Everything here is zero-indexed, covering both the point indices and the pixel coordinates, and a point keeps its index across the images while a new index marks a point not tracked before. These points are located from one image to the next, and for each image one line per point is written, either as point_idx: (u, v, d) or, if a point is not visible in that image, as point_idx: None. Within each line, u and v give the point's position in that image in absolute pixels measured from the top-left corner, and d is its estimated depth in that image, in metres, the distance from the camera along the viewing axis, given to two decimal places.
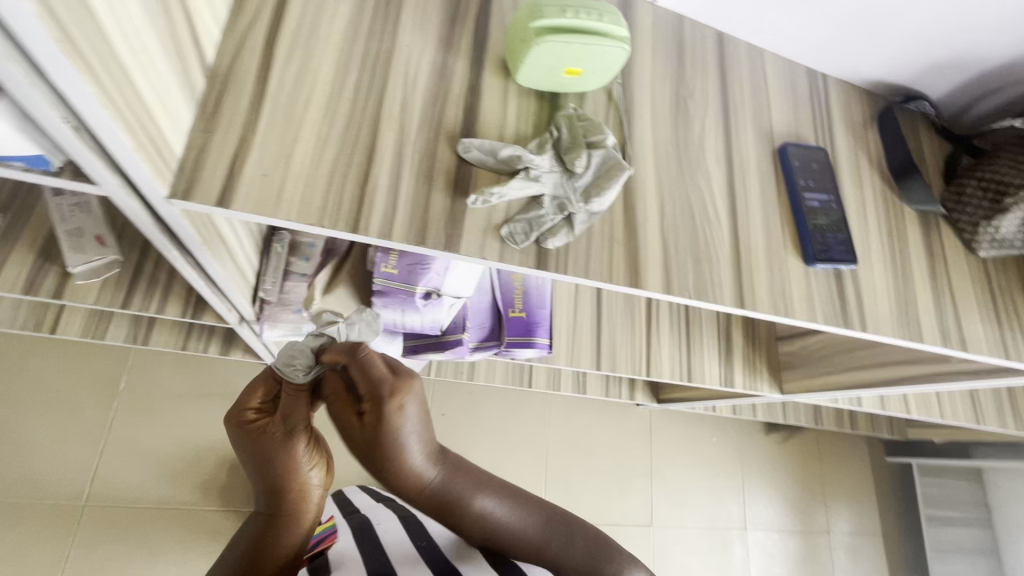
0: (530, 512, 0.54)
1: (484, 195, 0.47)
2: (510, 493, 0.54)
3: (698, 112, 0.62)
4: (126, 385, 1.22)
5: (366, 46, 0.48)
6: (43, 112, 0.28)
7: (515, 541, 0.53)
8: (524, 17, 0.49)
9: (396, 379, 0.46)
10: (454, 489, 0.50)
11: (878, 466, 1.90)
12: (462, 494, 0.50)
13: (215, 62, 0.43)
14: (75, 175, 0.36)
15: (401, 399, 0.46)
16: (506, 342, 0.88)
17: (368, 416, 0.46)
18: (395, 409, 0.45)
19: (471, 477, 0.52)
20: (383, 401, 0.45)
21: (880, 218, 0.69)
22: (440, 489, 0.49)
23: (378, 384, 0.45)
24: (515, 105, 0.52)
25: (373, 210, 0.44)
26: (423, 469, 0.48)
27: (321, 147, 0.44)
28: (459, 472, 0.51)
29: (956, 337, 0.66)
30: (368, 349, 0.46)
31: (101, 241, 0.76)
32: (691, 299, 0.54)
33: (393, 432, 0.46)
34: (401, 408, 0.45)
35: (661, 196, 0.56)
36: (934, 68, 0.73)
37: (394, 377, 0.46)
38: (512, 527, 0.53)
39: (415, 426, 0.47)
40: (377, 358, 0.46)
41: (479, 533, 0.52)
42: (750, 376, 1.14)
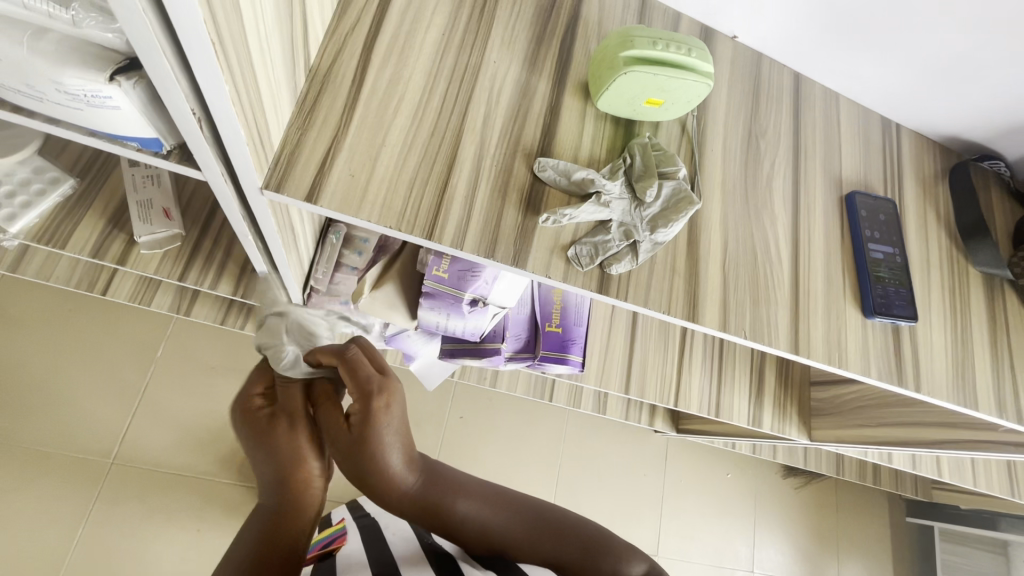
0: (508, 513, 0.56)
1: (556, 214, 0.47)
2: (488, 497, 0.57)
3: (768, 151, 0.62)
4: (164, 352, 1.26)
5: (456, 58, 0.50)
6: (178, 103, 0.30)
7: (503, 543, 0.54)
8: (614, 44, 0.49)
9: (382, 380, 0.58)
10: (433, 495, 0.56)
11: (898, 525, 1.83)
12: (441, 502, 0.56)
13: (317, 62, 0.45)
14: (182, 158, 0.38)
15: (388, 397, 0.57)
16: (541, 356, 0.88)
17: (356, 417, 0.57)
18: (382, 406, 0.56)
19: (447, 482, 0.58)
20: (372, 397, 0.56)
21: (943, 277, 0.67)
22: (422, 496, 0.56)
23: (368, 386, 0.57)
24: (591, 128, 0.53)
25: (448, 219, 0.45)
26: (401, 471, 0.56)
27: (406, 152, 0.45)
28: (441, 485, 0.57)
29: (1012, 408, 0.64)
30: (358, 350, 0.59)
31: (168, 214, 0.80)
32: (745, 339, 0.54)
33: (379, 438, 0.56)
34: (386, 405, 0.57)
35: (725, 232, 0.56)
36: (1014, 129, 0.71)
37: (383, 378, 0.58)
38: (497, 530, 0.55)
39: (395, 426, 0.57)
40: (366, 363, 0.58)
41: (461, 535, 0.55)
42: (779, 419, 1.12)
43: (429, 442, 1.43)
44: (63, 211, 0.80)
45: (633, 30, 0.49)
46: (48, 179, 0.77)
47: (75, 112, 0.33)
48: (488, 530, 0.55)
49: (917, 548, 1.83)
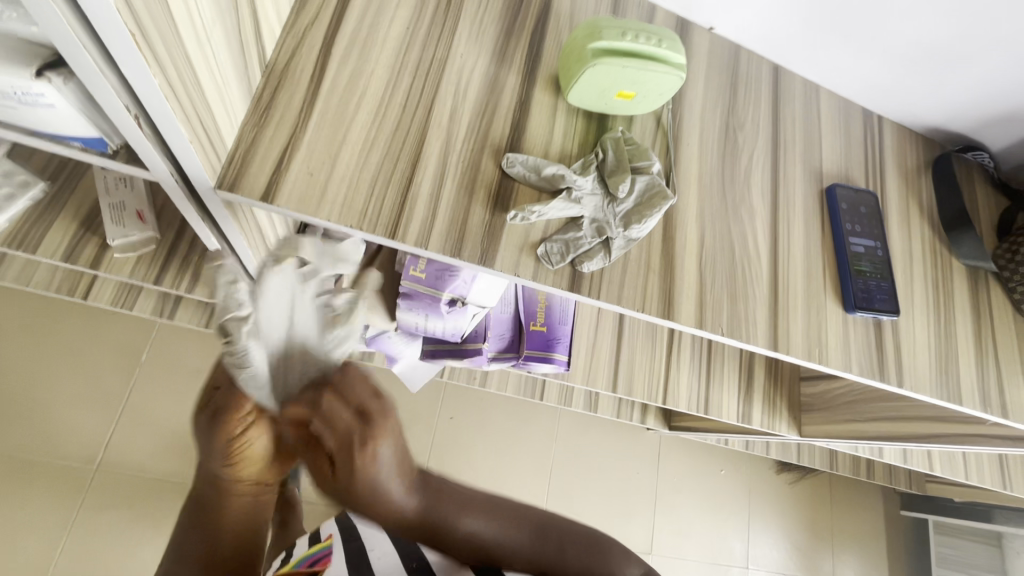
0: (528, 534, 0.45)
1: (524, 211, 0.46)
2: (502, 511, 0.46)
3: (747, 143, 0.61)
4: (147, 356, 1.24)
5: (421, 53, 0.48)
6: (109, 100, 0.28)
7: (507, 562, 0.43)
8: (582, 37, 0.48)
9: (368, 426, 0.39)
10: (436, 513, 0.44)
11: (892, 519, 1.83)
12: (447, 517, 0.44)
13: (274, 59, 0.44)
14: (129, 158, 0.36)
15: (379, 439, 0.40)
16: (525, 355, 0.87)
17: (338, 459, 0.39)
18: (369, 456, 0.39)
19: (451, 492, 0.47)
20: (353, 448, 0.39)
21: (926, 270, 0.66)
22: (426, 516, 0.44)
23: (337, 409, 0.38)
24: (563, 123, 0.52)
25: (412, 217, 0.44)
26: (401, 500, 0.43)
27: (368, 149, 0.44)
28: (445, 516, 0.45)
29: (997, 402, 0.63)
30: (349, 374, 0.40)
31: (141, 217, 0.79)
32: (723, 336, 0.53)
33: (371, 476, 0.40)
34: (375, 454, 0.39)
35: (702, 226, 0.55)
36: (998, 118, 0.70)
37: (365, 421, 0.39)
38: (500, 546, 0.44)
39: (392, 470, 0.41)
40: (345, 406, 0.39)
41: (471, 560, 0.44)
42: (769, 415, 1.11)
43: (420, 443, 1.42)
44: (35, 215, 0.78)
45: (602, 22, 0.48)
46: (17, 184, 0.74)
47: (12, 111, 0.32)
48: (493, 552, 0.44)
49: (910, 541, 1.83)
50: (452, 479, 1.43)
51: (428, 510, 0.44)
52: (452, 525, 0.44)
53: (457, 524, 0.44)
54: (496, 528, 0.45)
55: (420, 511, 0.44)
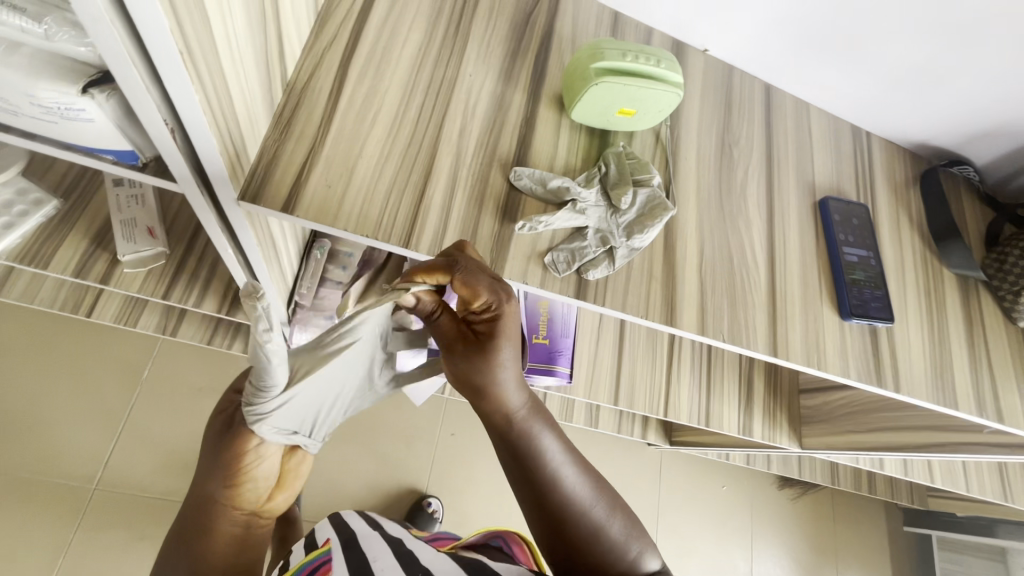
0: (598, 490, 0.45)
1: (531, 221, 0.48)
2: (580, 458, 0.47)
3: (742, 158, 0.63)
4: (149, 373, 1.25)
5: (433, 72, 0.51)
6: (150, 115, 0.30)
7: (565, 506, 0.43)
8: (585, 57, 0.51)
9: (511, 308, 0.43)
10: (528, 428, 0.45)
11: (895, 535, 1.83)
12: (533, 436, 0.45)
13: (294, 77, 0.46)
14: (158, 171, 0.38)
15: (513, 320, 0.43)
16: (528, 368, 0.88)
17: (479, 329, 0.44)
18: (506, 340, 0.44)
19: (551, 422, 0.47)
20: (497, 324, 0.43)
21: (918, 280, 0.68)
22: (524, 419, 0.45)
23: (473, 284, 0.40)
24: (567, 138, 0.54)
25: (425, 228, 0.45)
26: (512, 392, 0.45)
27: (383, 163, 0.46)
28: (534, 436, 0.45)
29: (992, 407, 0.65)
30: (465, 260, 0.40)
31: (152, 233, 0.81)
32: (724, 342, 0.54)
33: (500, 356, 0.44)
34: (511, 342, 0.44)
35: (701, 237, 0.57)
36: (982, 134, 0.73)
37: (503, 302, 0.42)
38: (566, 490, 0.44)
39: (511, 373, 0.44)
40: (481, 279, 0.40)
41: (536, 481, 0.44)
42: (770, 428, 1.12)
43: None
44: (47, 231, 0.80)
45: (604, 43, 0.51)
46: (30, 201, 0.76)
47: (50, 126, 0.34)
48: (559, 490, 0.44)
49: (915, 558, 1.82)
50: None
51: (524, 419, 0.45)
52: (539, 442, 0.45)
53: (541, 441, 0.45)
54: (574, 467, 0.45)
55: (517, 416, 0.45)
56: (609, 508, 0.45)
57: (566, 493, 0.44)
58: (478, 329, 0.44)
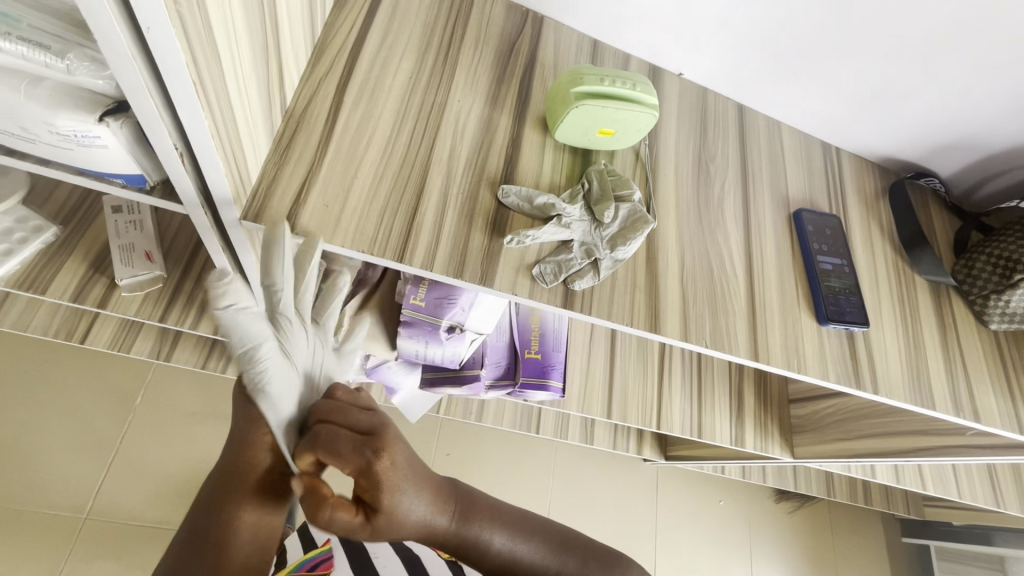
0: (549, 542, 0.47)
1: (519, 235, 0.51)
2: (518, 520, 0.46)
3: (719, 173, 0.67)
4: (142, 399, 1.24)
5: (423, 97, 0.54)
6: (161, 140, 0.33)
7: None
8: (565, 81, 0.54)
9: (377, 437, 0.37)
10: (467, 533, 0.43)
11: (894, 546, 1.83)
12: (478, 537, 0.43)
13: (292, 104, 0.48)
14: (164, 193, 0.41)
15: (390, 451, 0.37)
16: (521, 383, 0.90)
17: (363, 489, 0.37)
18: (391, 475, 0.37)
19: (479, 505, 0.45)
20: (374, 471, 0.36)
21: (891, 286, 0.72)
22: (457, 531, 0.42)
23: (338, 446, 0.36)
24: (551, 158, 0.57)
25: (418, 244, 0.48)
26: (429, 516, 0.40)
27: (377, 183, 0.48)
28: (477, 537, 0.43)
29: (969, 407, 0.67)
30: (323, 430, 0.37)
31: (149, 257, 0.83)
32: (707, 348, 0.57)
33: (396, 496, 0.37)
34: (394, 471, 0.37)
35: (681, 247, 0.60)
36: (944, 147, 0.77)
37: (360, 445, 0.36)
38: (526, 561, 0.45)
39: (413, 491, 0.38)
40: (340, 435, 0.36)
41: (500, 571, 0.44)
42: (761, 438, 1.14)
43: None
44: (46, 257, 0.81)
45: (582, 69, 0.54)
46: (30, 228, 0.78)
47: (65, 153, 0.36)
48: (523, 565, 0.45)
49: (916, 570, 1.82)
50: None
51: (462, 529, 0.43)
52: (486, 544, 0.43)
53: (485, 540, 0.43)
54: (522, 541, 0.45)
55: (454, 529, 0.42)
56: (563, 553, 0.47)
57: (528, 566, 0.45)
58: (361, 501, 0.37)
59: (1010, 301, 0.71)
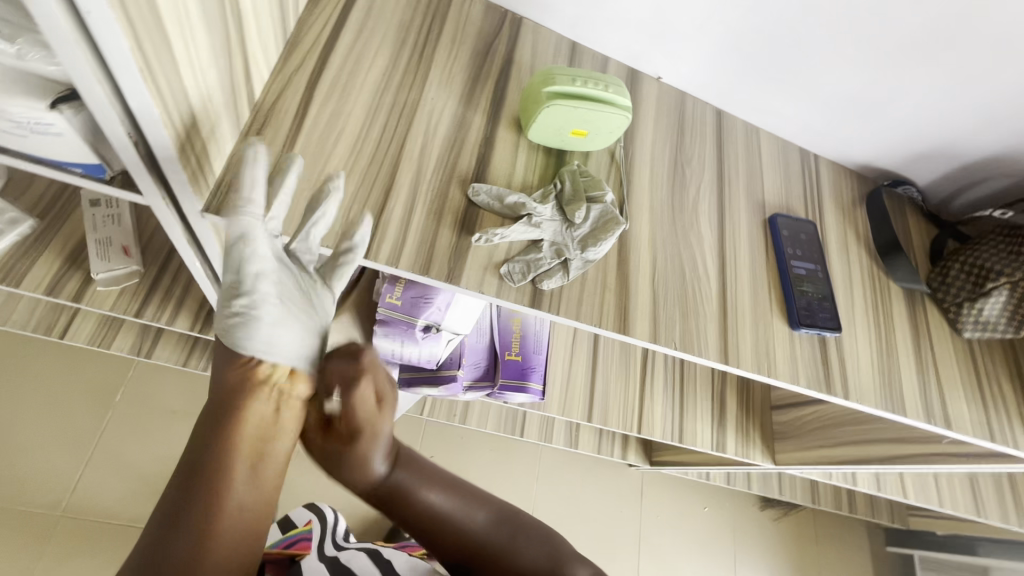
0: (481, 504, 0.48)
1: (487, 234, 0.51)
2: (459, 484, 0.48)
3: (694, 177, 0.67)
4: (122, 396, 1.23)
5: (396, 94, 0.54)
6: (113, 129, 0.32)
7: (470, 547, 0.45)
8: (538, 81, 0.54)
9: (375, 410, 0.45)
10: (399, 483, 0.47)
11: (878, 556, 1.83)
12: (411, 486, 0.47)
13: (261, 99, 0.48)
14: (123, 184, 0.40)
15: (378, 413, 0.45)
16: (500, 385, 0.90)
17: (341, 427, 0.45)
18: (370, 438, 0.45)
19: (416, 466, 0.48)
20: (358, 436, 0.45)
21: (866, 293, 0.72)
22: (393, 482, 0.46)
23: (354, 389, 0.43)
24: (524, 158, 0.57)
25: (384, 240, 0.48)
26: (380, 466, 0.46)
27: (345, 179, 0.48)
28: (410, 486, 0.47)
29: (940, 414, 0.68)
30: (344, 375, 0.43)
31: (127, 252, 0.82)
32: (677, 350, 0.57)
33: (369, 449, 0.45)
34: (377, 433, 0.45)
35: (655, 250, 0.60)
36: (920, 156, 0.78)
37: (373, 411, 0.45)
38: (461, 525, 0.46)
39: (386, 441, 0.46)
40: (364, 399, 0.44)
41: (432, 534, 0.46)
42: (743, 444, 1.14)
43: None
44: (20, 250, 0.81)
45: (555, 69, 0.54)
46: (6, 220, 0.78)
47: (19, 139, 0.36)
48: (459, 531, 0.45)
49: None
50: None
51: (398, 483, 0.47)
52: (420, 496, 0.46)
53: (420, 496, 0.46)
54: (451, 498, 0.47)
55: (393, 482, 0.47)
56: (495, 520, 0.47)
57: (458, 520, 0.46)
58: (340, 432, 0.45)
59: (982, 310, 0.72)
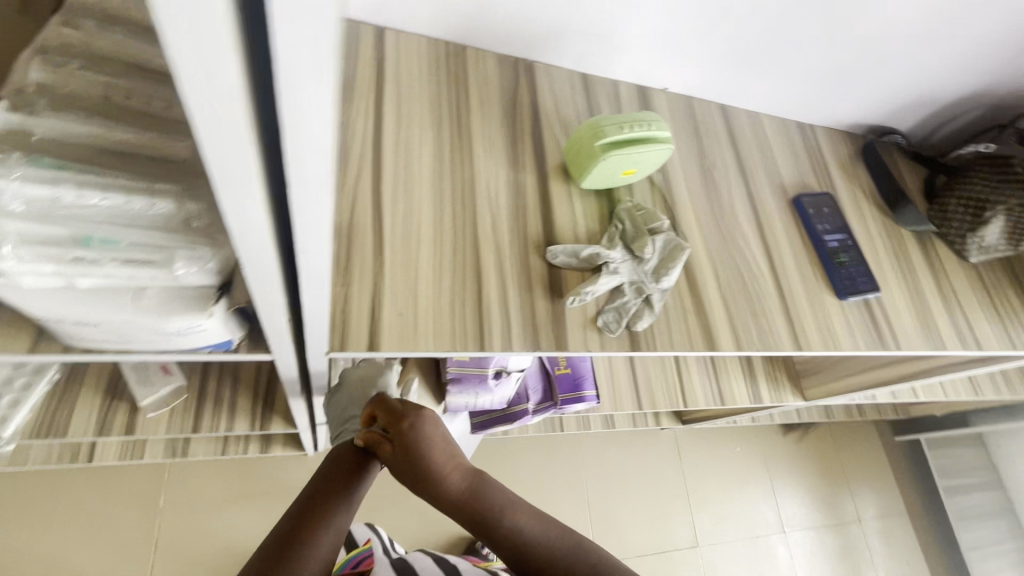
0: (560, 537, 0.47)
1: (579, 294, 0.53)
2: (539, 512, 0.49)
3: (722, 178, 0.71)
4: (166, 500, 1.20)
5: (453, 177, 0.54)
6: (273, 312, 0.34)
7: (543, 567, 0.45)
8: (586, 135, 0.55)
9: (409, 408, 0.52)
10: (482, 503, 0.48)
11: (889, 447, 2.01)
12: (496, 515, 0.48)
13: (338, 218, 0.48)
14: (249, 346, 0.42)
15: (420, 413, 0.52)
16: (561, 401, 0.92)
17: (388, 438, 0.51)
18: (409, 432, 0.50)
19: (497, 494, 0.49)
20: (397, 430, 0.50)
21: (887, 246, 0.78)
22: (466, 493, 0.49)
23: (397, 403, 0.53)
24: (580, 205, 0.59)
25: (493, 328, 0.49)
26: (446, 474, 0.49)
27: (439, 278, 0.49)
28: (491, 481, 0.51)
29: (971, 339, 0.76)
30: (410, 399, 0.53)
31: (167, 370, 0.80)
32: (759, 350, 0.61)
33: (414, 446, 0.49)
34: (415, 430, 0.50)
35: (713, 260, 0.64)
36: (904, 108, 0.84)
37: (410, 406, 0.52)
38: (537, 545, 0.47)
39: (437, 439, 0.51)
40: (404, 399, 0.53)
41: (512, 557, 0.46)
42: (775, 390, 1.22)
43: None
44: (56, 398, 0.77)
45: (599, 119, 0.55)
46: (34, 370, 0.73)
47: (161, 337, 0.36)
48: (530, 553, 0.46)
49: (909, 462, 2.02)
50: None
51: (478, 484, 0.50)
52: (497, 511, 0.48)
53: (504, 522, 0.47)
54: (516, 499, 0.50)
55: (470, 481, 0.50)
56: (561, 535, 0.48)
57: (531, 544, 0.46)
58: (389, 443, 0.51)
59: (984, 236, 0.79)
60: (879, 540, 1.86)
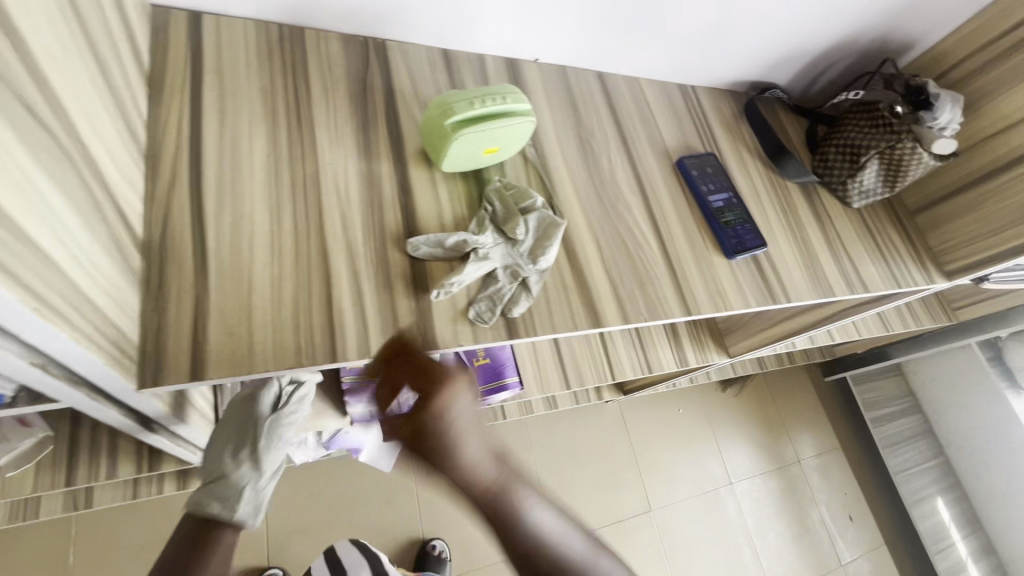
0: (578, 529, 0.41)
1: (444, 286, 0.49)
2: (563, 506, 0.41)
3: (602, 148, 0.69)
4: (75, 557, 1.08)
5: (291, 174, 0.49)
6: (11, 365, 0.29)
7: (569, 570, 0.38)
8: (436, 114, 0.51)
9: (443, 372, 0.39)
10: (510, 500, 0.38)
11: (820, 389, 2.13)
12: (522, 510, 0.38)
13: (146, 233, 0.42)
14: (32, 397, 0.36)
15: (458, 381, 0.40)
16: (481, 393, 0.90)
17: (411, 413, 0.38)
18: (439, 409, 0.38)
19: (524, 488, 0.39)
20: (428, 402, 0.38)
21: (773, 201, 0.79)
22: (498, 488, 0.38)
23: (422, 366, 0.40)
24: (445, 191, 0.55)
25: (346, 334, 0.45)
26: (484, 467, 0.38)
27: (278, 287, 0.44)
28: (518, 470, 0.40)
29: (857, 281, 0.78)
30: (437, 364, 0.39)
31: (25, 421, 0.70)
32: (647, 319, 0.60)
33: (450, 429, 0.38)
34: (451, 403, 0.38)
35: (595, 234, 0.62)
36: (778, 62, 0.85)
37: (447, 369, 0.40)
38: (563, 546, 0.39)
39: (468, 417, 0.39)
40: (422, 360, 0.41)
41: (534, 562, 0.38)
42: (700, 351, 1.24)
43: (408, 510, 1.38)
44: None
45: (449, 96, 0.51)
46: None
47: None
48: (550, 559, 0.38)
49: (839, 399, 2.14)
50: (455, 529, 1.41)
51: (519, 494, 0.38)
52: (522, 509, 0.38)
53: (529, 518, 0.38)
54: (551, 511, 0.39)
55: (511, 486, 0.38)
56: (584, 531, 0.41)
57: (551, 556, 0.38)
58: (418, 421, 0.38)
59: (862, 180, 0.82)
60: (819, 476, 1.97)
